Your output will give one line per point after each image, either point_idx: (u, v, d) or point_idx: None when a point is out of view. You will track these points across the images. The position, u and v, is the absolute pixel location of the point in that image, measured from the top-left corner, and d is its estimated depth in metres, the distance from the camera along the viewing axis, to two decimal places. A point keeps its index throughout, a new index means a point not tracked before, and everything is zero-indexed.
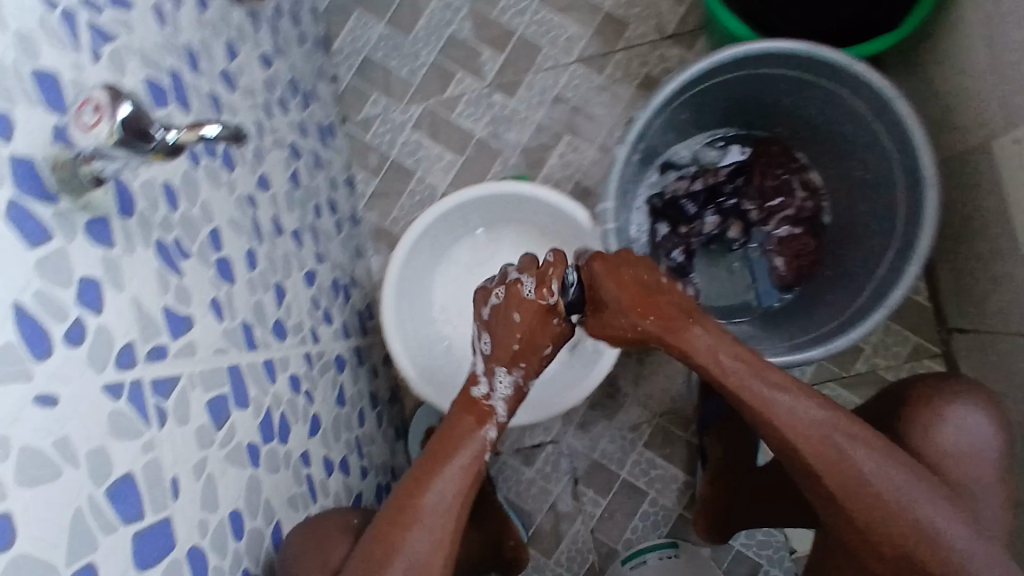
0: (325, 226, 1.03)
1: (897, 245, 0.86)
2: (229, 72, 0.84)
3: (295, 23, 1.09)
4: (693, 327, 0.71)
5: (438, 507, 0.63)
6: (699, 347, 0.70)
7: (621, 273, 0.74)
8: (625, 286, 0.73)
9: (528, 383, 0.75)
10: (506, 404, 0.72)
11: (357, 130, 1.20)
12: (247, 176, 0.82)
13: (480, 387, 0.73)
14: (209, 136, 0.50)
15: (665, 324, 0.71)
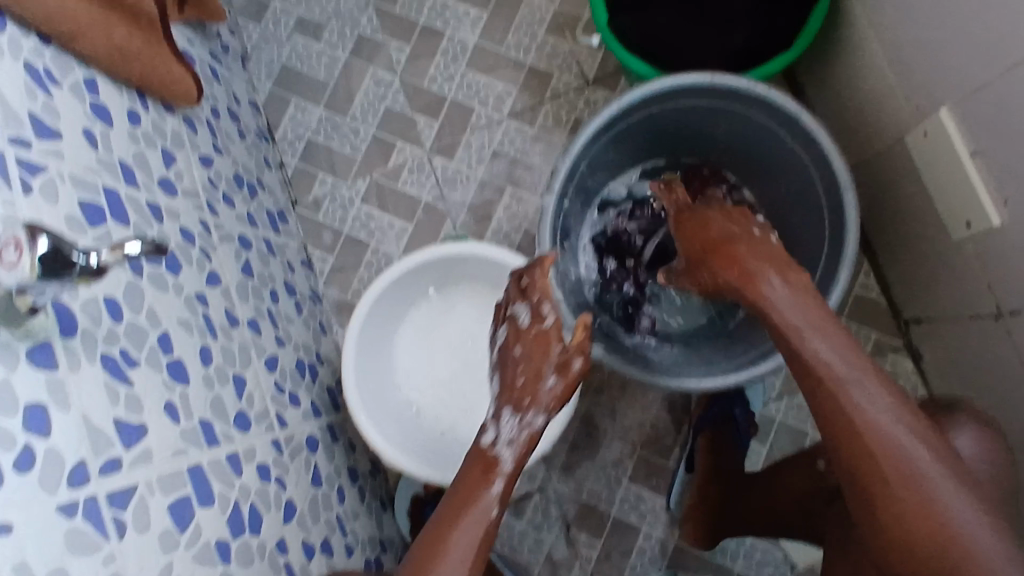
0: (283, 311, 1.06)
1: (828, 252, 0.88)
2: (167, 179, 0.88)
3: (233, 119, 1.13)
4: (772, 290, 0.75)
5: (468, 551, 0.66)
6: (770, 301, 0.75)
7: (704, 223, 0.84)
8: (707, 236, 0.83)
9: (538, 416, 0.74)
10: (512, 453, 0.71)
11: (308, 211, 1.23)
12: (195, 277, 0.85)
13: (488, 433, 0.74)
14: (130, 254, 0.54)
15: (743, 280, 0.77)
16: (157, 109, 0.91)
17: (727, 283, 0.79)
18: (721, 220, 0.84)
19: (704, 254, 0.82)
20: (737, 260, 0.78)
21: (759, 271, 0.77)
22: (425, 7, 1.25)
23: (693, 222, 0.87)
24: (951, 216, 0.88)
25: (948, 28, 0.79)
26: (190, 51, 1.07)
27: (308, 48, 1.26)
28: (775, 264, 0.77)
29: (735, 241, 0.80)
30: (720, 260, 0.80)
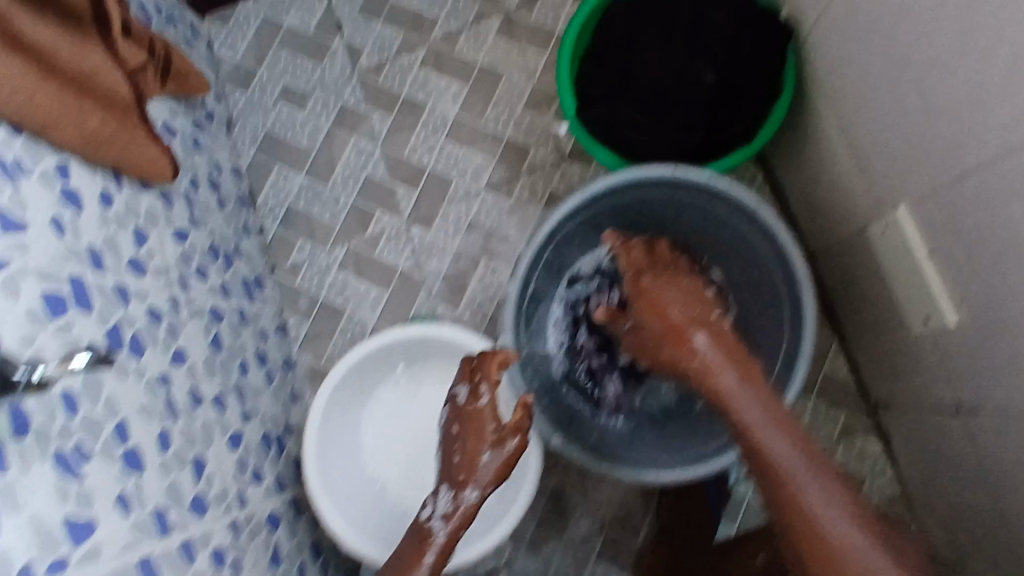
0: (252, 382, 1.07)
1: (787, 346, 0.89)
2: (137, 259, 0.89)
3: (213, 188, 1.15)
4: (728, 384, 0.74)
5: None
6: (727, 388, 0.73)
7: (662, 302, 0.82)
8: (665, 313, 0.81)
9: (472, 490, 0.77)
10: (444, 528, 0.75)
11: (285, 276, 1.25)
12: (159, 358, 0.88)
13: (424, 509, 0.78)
14: (76, 366, 0.67)
15: (697, 372, 0.76)
16: (132, 187, 0.93)
17: (684, 371, 0.78)
18: (680, 302, 0.81)
19: (662, 337, 0.80)
20: (694, 351, 0.77)
21: (716, 364, 0.75)
22: (407, 79, 1.28)
23: (650, 295, 0.83)
24: (913, 310, 0.88)
25: (883, 141, 0.82)
26: (171, 121, 1.08)
27: (292, 116, 1.29)
28: (732, 356, 0.76)
29: (698, 328, 0.78)
30: (681, 347, 0.78)
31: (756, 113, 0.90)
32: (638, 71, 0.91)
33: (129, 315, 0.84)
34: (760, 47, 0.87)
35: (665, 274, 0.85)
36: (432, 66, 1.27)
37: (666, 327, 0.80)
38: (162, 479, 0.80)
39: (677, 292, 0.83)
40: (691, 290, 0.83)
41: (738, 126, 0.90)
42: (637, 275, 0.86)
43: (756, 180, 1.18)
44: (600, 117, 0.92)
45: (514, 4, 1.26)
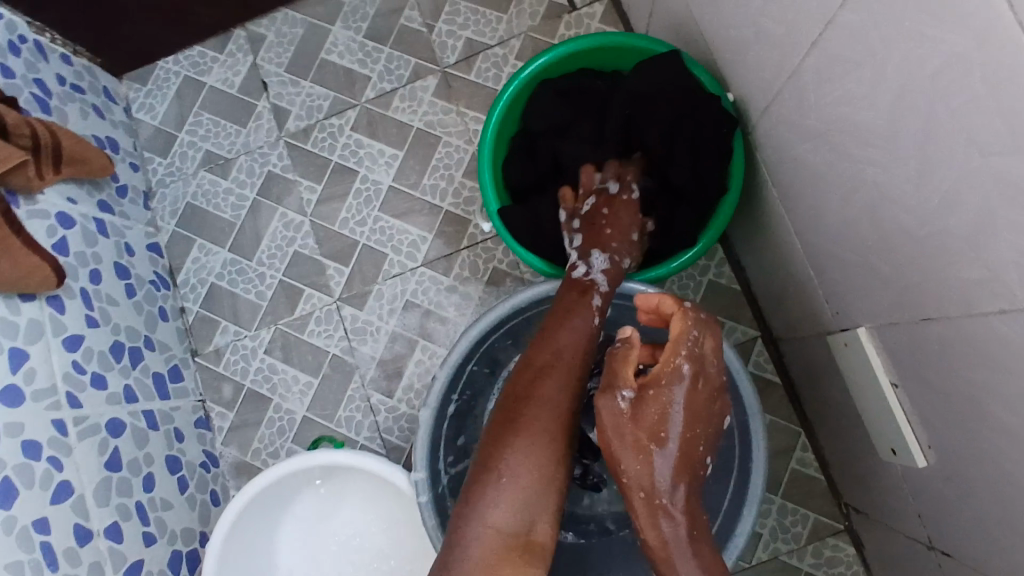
0: (159, 496, 0.98)
1: (737, 480, 0.79)
2: (13, 385, 0.81)
3: (121, 275, 1.06)
4: (676, 536, 0.62)
5: (554, 405, 0.68)
6: (676, 551, 0.62)
7: (678, 409, 0.64)
8: (663, 427, 0.63)
9: (624, 260, 0.80)
10: (607, 279, 0.77)
11: (208, 361, 1.15)
12: (37, 498, 0.79)
13: (580, 268, 0.77)
14: None
15: (654, 509, 0.63)
16: (11, 301, 0.84)
17: (638, 492, 0.63)
18: (693, 414, 0.65)
19: (649, 444, 0.63)
20: (677, 488, 0.63)
21: (679, 517, 0.63)
22: (337, 144, 1.17)
23: (673, 389, 0.64)
24: (879, 439, 0.79)
25: (849, 251, 0.71)
26: (70, 208, 0.99)
27: (214, 185, 1.19)
28: (693, 513, 0.64)
29: (687, 460, 0.64)
30: (658, 470, 0.63)
31: (693, 219, 0.85)
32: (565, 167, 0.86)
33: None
34: (694, 149, 0.82)
35: (704, 367, 0.66)
36: (365, 129, 1.17)
37: (662, 436, 0.63)
38: None
39: (697, 400, 0.66)
40: (711, 403, 0.67)
41: (674, 235, 0.85)
42: (682, 351, 0.66)
43: (717, 255, 1.08)
44: (522, 214, 0.85)
45: (452, 61, 1.17)
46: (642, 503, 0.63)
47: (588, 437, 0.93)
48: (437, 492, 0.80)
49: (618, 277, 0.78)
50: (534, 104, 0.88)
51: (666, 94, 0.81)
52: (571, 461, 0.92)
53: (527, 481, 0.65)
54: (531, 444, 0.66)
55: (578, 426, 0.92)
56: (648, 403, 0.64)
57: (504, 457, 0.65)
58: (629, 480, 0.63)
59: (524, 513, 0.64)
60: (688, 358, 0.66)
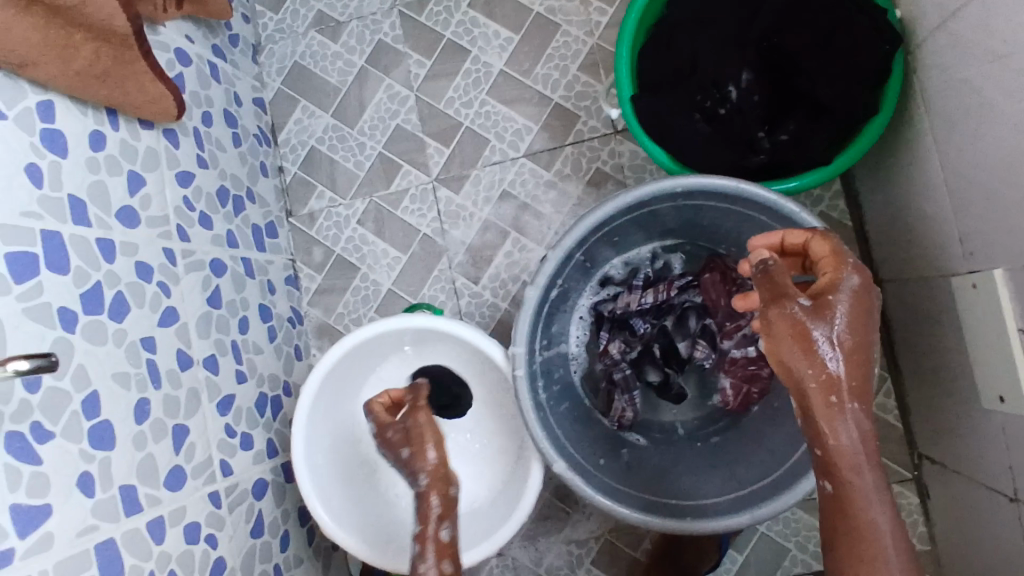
0: (252, 340, 1.01)
1: None
2: (129, 208, 0.83)
3: (229, 122, 1.06)
4: (849, 436, 0.64)
5: None
6: (848, 449, 0.64)
7: (854, 309, 0.64)
8: (846, 330, 0.63)
9: (422, 475, 0.78)
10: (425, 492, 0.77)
11: (301, 224, 1.17)
12: (145, 318, 0.82)
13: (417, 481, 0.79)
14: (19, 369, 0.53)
15: (832, 413, 0.64)
16: (130, 126, 0.86)
17: (820, 396, 0.64)
18: (864, 323, 0.64)
19: (827, 350, 0.63)
20: (857, 392, 0.63)
21: (859, 414, 0.64)
22: (452, 20, 1.14)
23: (847, 292, 0.64)
24: (985, 386, 0.78)
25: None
26: (187, 46, 0.98)
27: (324, 47, 1.17)
28: (862, 420, 0.65)
29: (862, 366, 0.64)
30: (836, 375, 0.63)
31: (834, 136, 0.82)
32: (703, 61, 0.85)
33: (113, 273, 0.78)
34: (848, 56, 0.79)
35: (870, 278, 0.66)
36: (482, 7, 1.13)
37: (838, 342, 0.63)
38: (134, 453, 0.76)
39: (867, 308, 0.65)
40: (878, 313, 0.66)
41: (811, 150, 0.83)
42: (845, 262, 0.65)
43: (834, 186, 1.03)
44: (651, 105, 0.84)
45: None
46: (821, 407, 0.64)
47: (674, 348, 0.96)
48: (530, 371, 0.82)
49: (429, 501, 0.77)
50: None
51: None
52: (652, 366, 0.96)
53: None
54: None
55: (667, 334, 0.96)
56: (826, 308, 0.63)
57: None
58: (809, 385, 0.64)
59: None
60: (855, 269, 0.65)
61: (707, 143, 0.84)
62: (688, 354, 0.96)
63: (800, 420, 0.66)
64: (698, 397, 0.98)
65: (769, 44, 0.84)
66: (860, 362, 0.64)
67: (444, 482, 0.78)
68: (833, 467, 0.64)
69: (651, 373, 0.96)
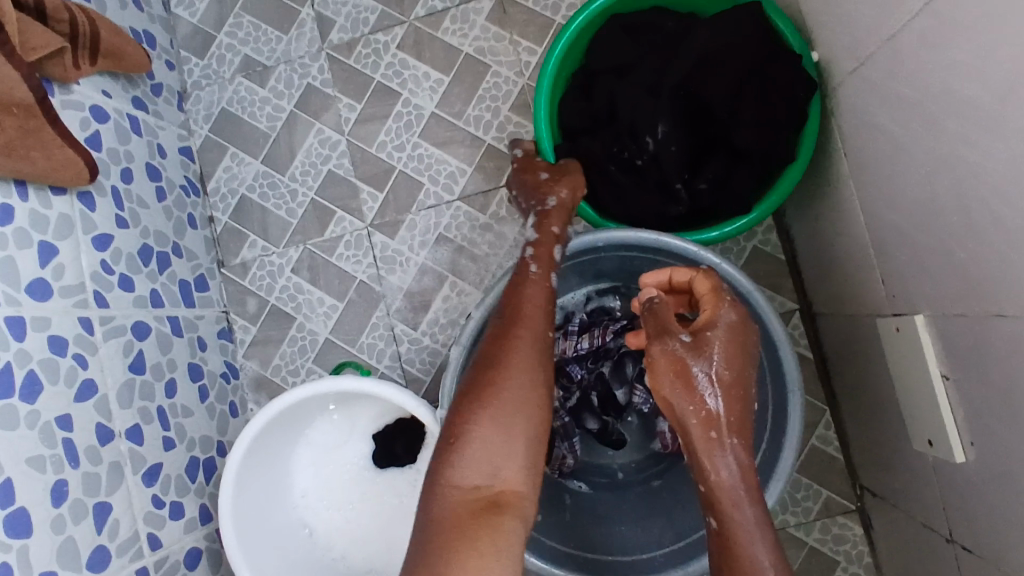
0: (181, 402, 0.98)
1: (773, 431, 0.81)
2: (42, 280, 0.80)
3: (152, 176, 1.03)
4: (727, 469, 0.68)
5: (526, 353, 0.68)
6: (727, 482, 0.68)
7: (728, 345, 0.70)
8: (720, 361, 0.69)
9: (553, 198, 0.82)
10: (556, 219, 0.81)
11: (234, 274, 1.14)
12: (62, 395, 0.79)
13: (550, 202, 0.82)
14: None
15: (712, 447, 0.69)
16: (42, 193, 0.83)
17: (698, 427, 0.69)
18: (740, 354, 0.71)
19: (705, 387, 0.69)
20: (734, 427, 0.69)
21: (738, 450, 0.69)
22: (381, 62, 1.12)
23: (722, 327, 0.71)
24: (916, 428, 0.78)
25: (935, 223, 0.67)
26: (104, 102, 0.95)
27: (251, 93, 1.15)
28: (743, 454, 0.69)
29: (741, 404, 0.70)
30: (715, 411, 0.69)
31: (753, 181, 0.87)
32: (620, 109, 0.88)
33: (25, 351, 0.75)
34: (766, 104, 0.83)
35: (745, 315, 0.72)
36: (411, 49, 1.12)
37: (715, 378, 0.69)
38: (53, 539, 0.73)
39: (743, 342, 0.71)
40: (756, 348, 0.72)
41: (731, 194, 0.88)
42: (723, 300, 0.72)
43: (766, 222, 1.04)
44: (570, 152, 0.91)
45: None
46: (701, 440, 0.69)
47: (612, 395, 0.94)
48: None
49: (552, 225, 0.80)
50: (603, 42, 0.91)
51: (748, 45, 0.83)
52: (591, 414, 0.94)
53: (516, 428, 0.64)
54: (497, 318, 0.71)
55: (604, 381, 0.94)
56: (704, 342, 0.70)
57: (460, 437, 0.63)
58: (690, 420, 0.69)
59: (497, 464, 0.63)
60: (731, 306, 0.71)
61: (623, 192, 0.89)
62: (626, 400, 0.94)
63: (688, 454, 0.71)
64: (639, 440, 0.97)
65: (685, 92, 0.85)
66: (737, 397, 0.69)
67: (569, 202, 0.82)
68: (716, 501, 0.68)
69: (590, 420, 0.94)
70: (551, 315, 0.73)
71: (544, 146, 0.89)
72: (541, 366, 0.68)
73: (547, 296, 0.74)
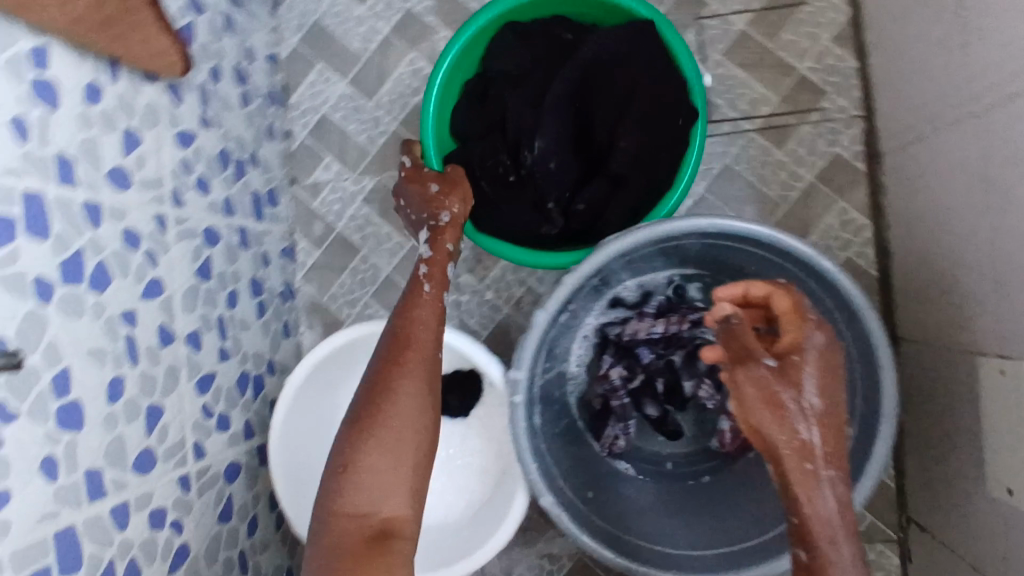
0: (239, 315, 0.96)
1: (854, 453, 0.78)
2: (121, 169, 0.77)
3: (239, 80, 0.99)
4: (826, 503, 0.66)
5: (410, 385, 0.74)
6: (822, 517, 0.66)
7: (817, 372, 0.67)
8: (808, 390, 0.66)
9: (446, 212, 0.85)
10: (449, 237, 0.84)
11: (304, 194, 1.11)
12: (129, 291, 0.76)
13: (444, 216, 0.85)
14: None
15: (808, 480, 0.66)
16: (133, 79, 0.79)
17: (788, 460, 0.67)
18: (829, 381, 0.67)
19: (798, 416, 0.66)
20: (830, 458, 0.66)
21: (836, 482, 0.66)
22: None
23: (808, 353, 0.67)
24: (995, 473, 0.76)
25: None
26: None
27: (348, 9, 1.10)
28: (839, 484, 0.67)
29: (834, 432, 0.67)
30: (809, 442, 0.66)
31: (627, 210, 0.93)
32: (508, 121, 0.97)
33: (97, 240, 0.73)
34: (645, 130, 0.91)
35: (832, 334, 0.68)
36: None
37: (806, 406, 0.66)
38: (103, 435, 0.71)
39: (831, 365, 0.67)
40: (844, 369, 0.69)
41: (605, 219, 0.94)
42: (805, 321, 0.67)
43: (864, 234, 0.99)
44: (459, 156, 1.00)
45: None
46: (797, 474, 0.66)
47: (679, 385, 0.92)
48: (528, 398, 0.77)
49: (444, 241, 0.84)
50: (498, 50, 0.99)
51: (632, 72, 0.92)
52: (652, 400, 0.92)
53: (399, 457, 0.71)
54: (384, 349, 0.76)
55: (674, 370, 0.92)
56: (791, 368, 0.67)
57: (350, 467, 0.70)
58: (783, 450, 0.67)
59: (383, 490, 0.69)
60: (816, 327, 0.67)
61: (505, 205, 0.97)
62: (692, 393, 0.92)
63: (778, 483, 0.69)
64: (696, 435, 0.95)
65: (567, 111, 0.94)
66: (828, 426, 0.67)
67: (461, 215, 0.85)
68: (810, 534, 0.66)
69: (650, 407, 0.92)
70: (440, 338, 0.79)
71: (426, 141, 0.95)
72: (426, 395, 0.74)
73: (434, 325, 0.79)
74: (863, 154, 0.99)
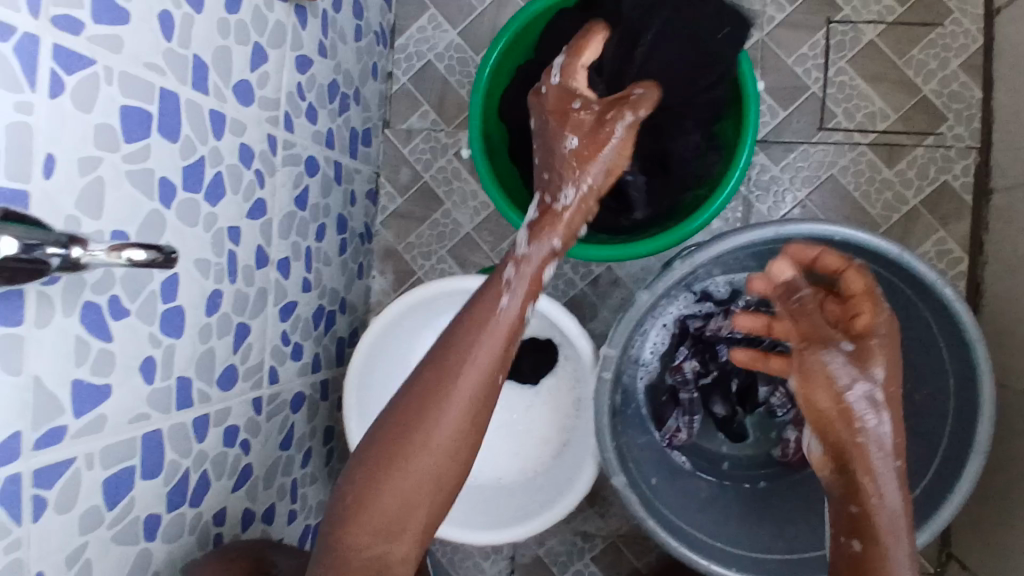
0: (324, 249, 0.96)
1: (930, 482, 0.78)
2: (247, 83, 0.76)
3: (356, 13, 0.98)
4: (890, 493, 0.63)
5: (446, 419, 0.60)
6: (885, 506, 0.63)
7: (888, 356, 0.66)
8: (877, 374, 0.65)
9: (564, 194, 0.70)
10: (552, 227, 0.70)
11: (396, 139, 1.10)
12: (237, 207, 0.76)
13: (565, 195, 0.70)
14: (132, 261, 0.46)
15: (873, 467, 0.64)
16: None
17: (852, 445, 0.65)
18: (897, 369, 0.66)
19: (868, 403, 0.65)
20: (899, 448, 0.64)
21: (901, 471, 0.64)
22: None
23: (880, 334, 0.67)
24: None
25: None
26: None
27: None
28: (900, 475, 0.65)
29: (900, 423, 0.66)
30: (878, 430, 0.64)
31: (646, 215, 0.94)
32: None
33: (217, 151, 0.72)
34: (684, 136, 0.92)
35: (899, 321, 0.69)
36: None
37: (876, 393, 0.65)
38: (197, 345, 0.71)
39: (900, 351, 0.67)
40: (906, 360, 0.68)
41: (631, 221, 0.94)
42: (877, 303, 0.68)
43: (958, 267, 0.98)
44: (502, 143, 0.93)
45: None
46: (864, 460, 0.64)
47: (753, 388, 0.92)
48: (615, 379, 0.78)
49: (557, 231, 0.70)
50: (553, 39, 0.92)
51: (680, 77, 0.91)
52: (721, 398, 0.93)
53: (414, 499, 0.59)
54: (426, 375, 0.62)
55: (751, 373, 0.92)
56: (862, 349, 0.66)
57: (363, 499, 0.59)
58: (848, 438, 0.65)
59: (389, 529, 0.59)
60: (887, 309, 0.67)
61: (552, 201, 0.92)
62: (764, 399, 0.92)
63: (836, 471, 0.66)
64: (758, 439, 0.95)
65: None
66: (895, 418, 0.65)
67: (652, 92, 0.74)
68: (869, 524, 0.63)
69: (718, 404, 0.92)
70: (499, 363, 0.63)
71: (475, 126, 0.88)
72: (462, 431, 0.61)
73: (499, 341, 0.63)
74: (972, 188, 0.97)
